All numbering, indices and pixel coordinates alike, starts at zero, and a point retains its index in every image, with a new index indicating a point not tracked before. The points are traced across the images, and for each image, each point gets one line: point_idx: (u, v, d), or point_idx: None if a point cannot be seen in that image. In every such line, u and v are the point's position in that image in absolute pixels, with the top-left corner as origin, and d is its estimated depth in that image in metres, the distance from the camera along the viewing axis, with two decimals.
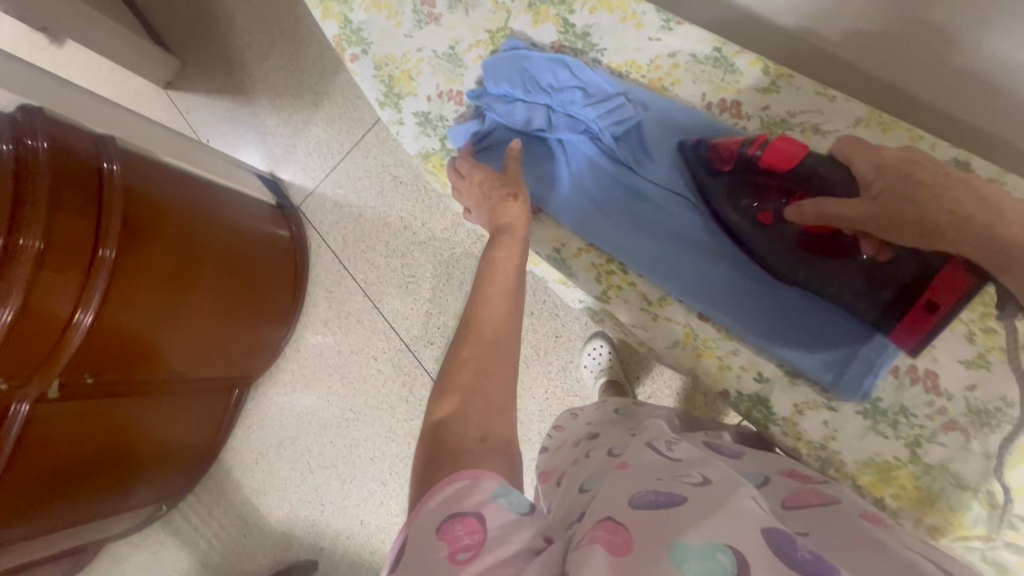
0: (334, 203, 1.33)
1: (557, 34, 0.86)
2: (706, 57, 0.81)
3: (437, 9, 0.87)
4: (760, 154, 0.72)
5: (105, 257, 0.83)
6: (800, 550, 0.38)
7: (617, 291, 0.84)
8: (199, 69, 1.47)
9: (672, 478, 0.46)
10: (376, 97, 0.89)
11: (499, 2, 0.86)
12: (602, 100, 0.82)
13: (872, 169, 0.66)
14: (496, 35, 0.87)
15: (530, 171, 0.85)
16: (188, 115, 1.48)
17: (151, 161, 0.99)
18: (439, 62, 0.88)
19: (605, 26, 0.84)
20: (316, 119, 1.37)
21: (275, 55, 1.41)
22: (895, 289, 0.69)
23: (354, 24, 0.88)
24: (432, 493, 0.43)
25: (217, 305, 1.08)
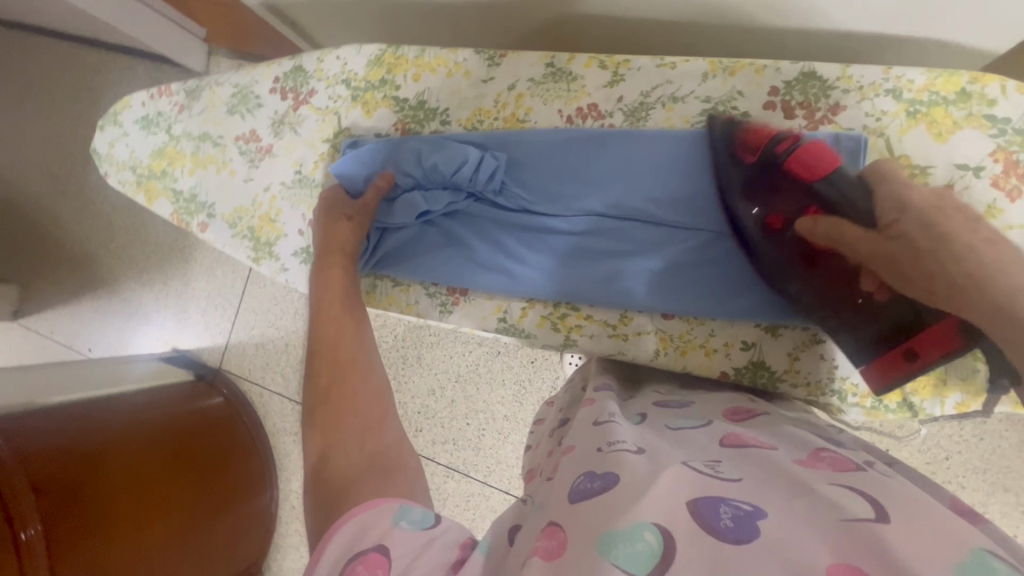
0: (255, 346, 1.24)
1: (394, 115, 0.80)
2: (545, 76, 0.77)
3: (264, 140, 0.82)
4: (786, 155, 0.67)
5: (32, 537, 0.71)
6: (723, 515, 0.31)
7: (578, 330, 0.78)
8: (45, 285, 1.33)
9: (611, 448, 0.40)
10: (247, 256, 0.82)
11: (320, 107, 0.81)
12: (459, 159, 0.74)
13: (894, 205, 0.60)
14: (337, 140, 0.81)
15: (435, 257, 0.79)
16: (55, 334, 1.33)
17: (32, 412, 0.87)
18: (293, 192, 0.81)
19: (435, 87, 0.79)
20: (193, 276, 1.27)
21: (117, 234, 1.29)
22: (881, 321, 0.64)
23: (185, 191, 0.83)
24: (333, 533, 0.37)
25: (184, 513, 0.96)
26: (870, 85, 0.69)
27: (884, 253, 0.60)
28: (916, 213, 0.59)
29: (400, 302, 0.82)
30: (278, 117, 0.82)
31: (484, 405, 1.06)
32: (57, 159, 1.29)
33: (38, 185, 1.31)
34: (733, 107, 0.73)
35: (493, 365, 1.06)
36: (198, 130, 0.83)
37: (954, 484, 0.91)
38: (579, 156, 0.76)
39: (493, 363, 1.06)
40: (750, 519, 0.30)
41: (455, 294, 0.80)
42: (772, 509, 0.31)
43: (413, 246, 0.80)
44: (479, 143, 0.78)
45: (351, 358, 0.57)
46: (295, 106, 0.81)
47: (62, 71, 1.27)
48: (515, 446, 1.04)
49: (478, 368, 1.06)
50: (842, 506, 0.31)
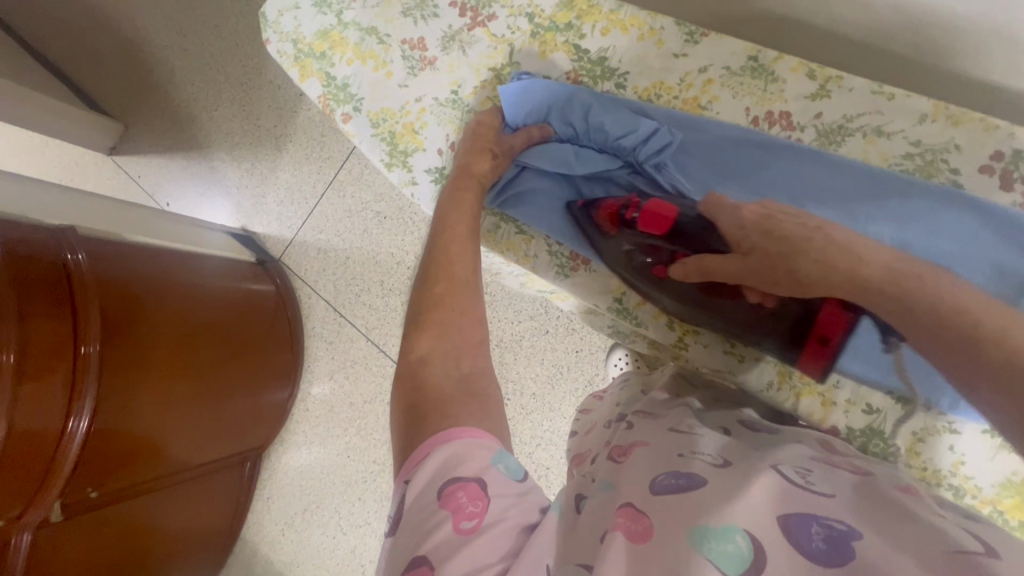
0: (317, 249, 1.27)
1: (571, 62, 0.78)
2: (744, 69, 0.73)
3: (430, 52, 0.81)
4: (637, 216, 0.72)
5: (90, 353, 0.75)
6: (813, 536, 0.33)
7: (694, 336, 0.79)
8: (145, 131, 1.39)
9: (692, 455, 0.43)
10: (381, 159, 0.83)
11: (496, 34, 0.79)
12: (631, 125, 0.73)
13: (733, 226, 0.67)
14: (502, 71, 0.80)
15: (573, 215, 0.78)
16: (142, 180, 1.39)
17: (115, 244, 0.91)
18: (445, 110, 0.81)
19: (621, 47, 0.76)
20: (281, 166, 1.30)
21: (224, 104, 1.33)
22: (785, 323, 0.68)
23: (338, 79, 0.82)
24: (430, 452, 0.40)
25: (215, 380, 1.01)
26: None
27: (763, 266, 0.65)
28: (756, 233, 0.65)
29: (517, 251, 0.81)
30: (450, 33, 0.80)
31: (515, 376, 1.06)
32: (191, 16, 1.33)
33: (166, 35, 1.35)
34: (943, 159, 0.67)
35: (537, 341, 1.05)
36: (367, 23, 0.81)
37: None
38: (752, 159, 0.73)
39: (538, 339, 1.05)
40: (840, 546, 0.32)
41: (578, 260, 0.80)
42: (869, 532, 0.34)
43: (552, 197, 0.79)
44: (648, 115, 0.75)
45: (465, 279, 0.55)
46: (471, 26, 0.79)
47: None
48: (533, 424, 1.04)
49: (521, 340, 1.06)
50: (952, 539, 0.33)
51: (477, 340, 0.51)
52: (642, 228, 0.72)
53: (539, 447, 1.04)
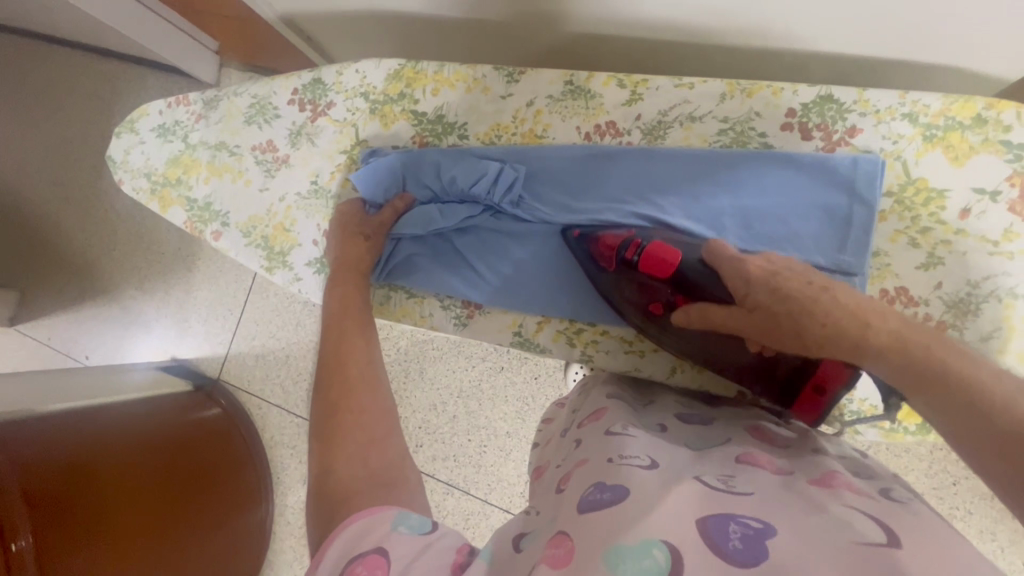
0: (255, 356, 1.23)
1: (413, 127, 0.80)
2: (564, 94, 0.77)
3: (280, 151, 0.82)
4: (637, 257, 0.69)
5: (21, 548, 0.68)
6: (730, 536, 0.35)
7: (594, 347, 0.79)
8: (43, 291, 1.32)
9: (622, 460, 0.45)
10: (261, 265, 0.82)
11: (338, 119, 0.81)
12: (478, 173, 0.76)
13: (739, 281, 0.64)
14: (352, 151, 0.81)
15: (457, 271, 0.80)
16: (52, 341, 1.31)
17: (30, 419, 0.86)
18: (308, 203, 0.82)
19: (454, 103, 0.79)
20: (196, 285, 1.26)
21: (121, 240, 1.29)
22: (788, 368, 0.66)
23: (201, 200, 0.83)
24: (334, 535, 0.40)
25: (174, 529, 0.93)
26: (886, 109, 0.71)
27: (770, 323, 0.63)
28: (764, 292, 0.63)
29: (413, 314, 0.82)
30: (296, 128, 0.82)
31: (485, 421, 1.05)
32: (64, 166, 1.29)
33: (43, 190, 1.31)
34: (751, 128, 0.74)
35: (496, 380, 1.05)
36: (213, 140, 0.83)
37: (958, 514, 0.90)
38: (592, 172, 0.77)
39: (496, 378, 1.05)
40: (754, 544, 0.34)
41: (471, 309, 0.81)
42: (781, 527, 0.36)
43: (430, 260, 0.80)
44: (494, 156, 0.78)
45: (361, 375, 0.58)
46: (313, 118, 0.81)
47: (74, 76, 1.28)
48: (516, 464, 1.03)
49: (480, 385, 1.05)
50: (857, 528, 0.36)
51: None
52: (643, 268, 0.69)
53: (528, 484, 1.02)
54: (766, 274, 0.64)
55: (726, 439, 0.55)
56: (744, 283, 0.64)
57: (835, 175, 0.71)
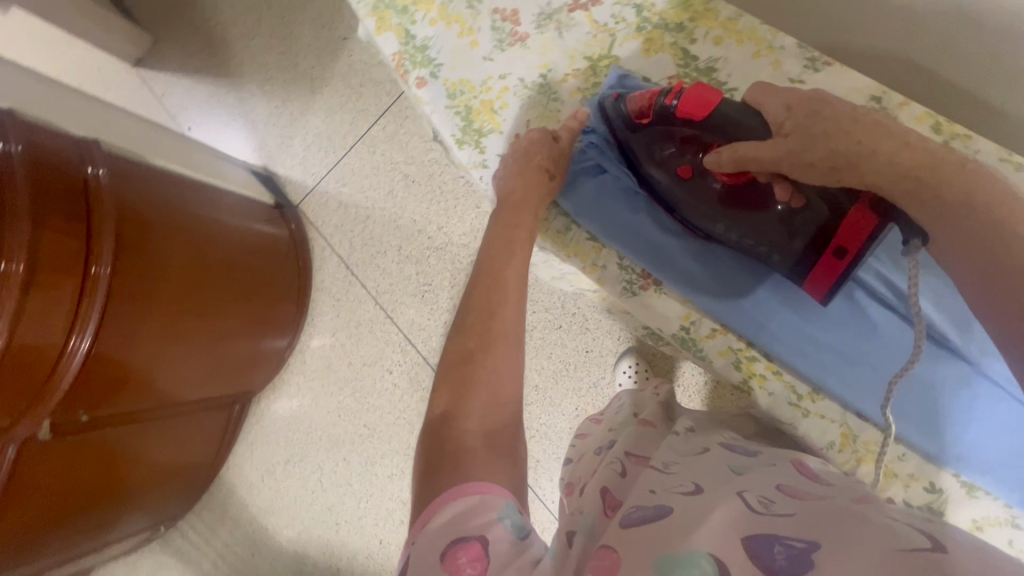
0: (338, 202, 1.23)
1: (675, 67, 0.75)
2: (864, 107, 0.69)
3: (522, 27, 0.77)
4: (676, 104, 0.65)
5: (99, 275, 0.72)
6: (774, 552, 0.33)
7: (761, 382, 0.78)
8: (175, 49, 1.32)
9: (665, 491, 0.44)
10: (452, 135, 0.79)
11: (598, 23, 0.76)
12: None
13: (780, 107, 0.60)
14: (598, 63, 0.77)
15: (657, 236, 0.76)
16: (165, 99, 1.33)
17: (136, 165, 0.87)
18: (530, 94, 0.78)
19: (733, 59, 0.74)
20: (313, 109, 1.25)
21: (263, 34, 1.27)
22: (806, 236, 0.66)
23: (418, 40, 0.77)
24: (438, 508, 0.41)
25: (218, 321, 0.99)
26: None
27: (781, 156, 0.58)
28: (798, 107, 0.58)
29: (586, 257, 0.79)
30: (548, 11, 0.77)
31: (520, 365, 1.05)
32: None
33: None
34: None
35: (547, 335, 1.04)
36: None
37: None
38: None
39: (549, 332, 1.03)
40: (802, 562, 0.32)
41: (650, 279, 0.77)
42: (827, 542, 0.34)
43: (632, 211, 0.76)
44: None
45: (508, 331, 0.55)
46: (572, 8, 0.76)
47: None
48: (530, 417, 1.03)
49: (531, 331, 1.04)
50: (904, 538, 0.33)
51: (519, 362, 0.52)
52: (682, 117, 0.65)
53: (531, 439, 1.03)
54: (804, 101, 0.59)
55: (768, 466, 0.51)
56: (781, 110, 0.60)
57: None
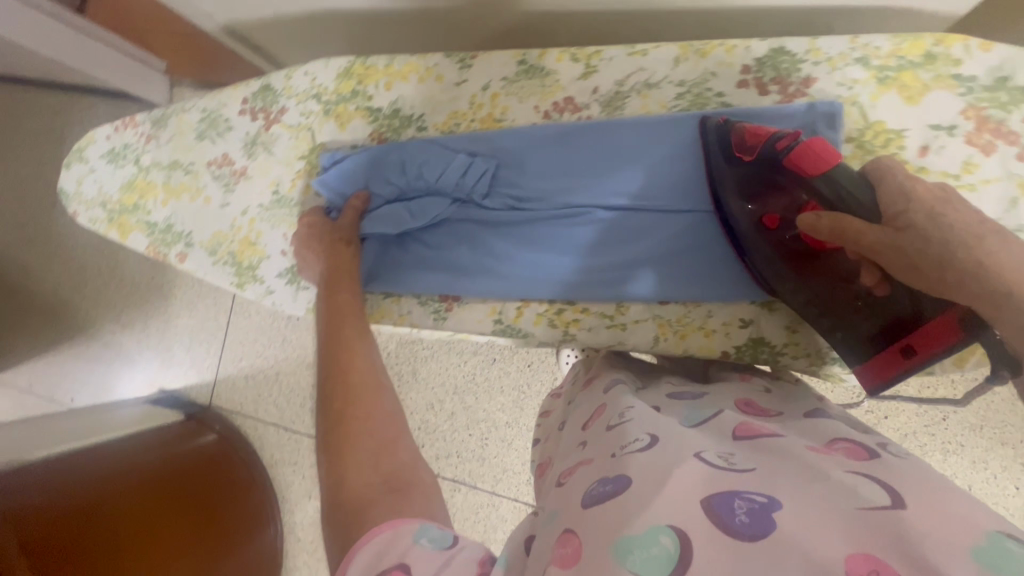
0: (245, 378, 1.21)
1: (369, 126, 0.78)
2: (518, 74, 0.75)
3: (237, 163, 0.81)
4: (788, 152, 0.60)
5: None
6: (737, 512, 0.35)
7: (576, 325, 0.75)
8: (20, 336, 1.29)
9: (624, 451, 0.45)
10: (231, 282, 0.82)
11: (293, 124, 0.79)
12: (445, 164, 0.73)
13: (900, 191, 0.54)
14: (312, 155, 0.80)
15: (430, 266, 0.76)
16: (34, 386, 1.28)
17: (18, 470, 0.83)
18: (272, 212, 0.81)
19: (408, 95, 0.76)
20: (175, 312, 1.24)
21: (92, 276, 1.26)
22: (878, 323, 0.59)
23: (161, 223, 0.83)
24: (356, 553, 0.39)
25: (187, 560, 0.92)
26: (839, 55, 0.68)
27: (891, 247, 0.52)
28: (926, 203, 0.52)
29: (392, 314, 0.79)
30: (251, 139, 0.80)
31: (483, 414, 1.05)
32: (27, 208, 1.26)
33: (7, 234, 1.27)
34: (707, 89, 0.71)
35: (489, 373, 1.05)
36: (166, 159, 0.82)
37: (982, 459, 0.86)
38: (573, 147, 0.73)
39: (489, 370, 1.05)
40: (761, 516, 0.34)
41: (449, 301, 0.77)
42: (785, 500, 0.35)
43: (397, 259, 0.78)
44: (458, 151, 0.75)
45: (362, 380, 0.55)
46: (267, 126, 0.79)
47: (29, 115, 1.25)
48: (520, 453, 1.03)
49: (475, 378, 1.06)
50: (859, 493, 0.35)
51: (390, 406, 0.52)
52: (787, 165, 0.60)
53: None
54: (936, 197, 0.52)
55: (716, 413, 0.55)
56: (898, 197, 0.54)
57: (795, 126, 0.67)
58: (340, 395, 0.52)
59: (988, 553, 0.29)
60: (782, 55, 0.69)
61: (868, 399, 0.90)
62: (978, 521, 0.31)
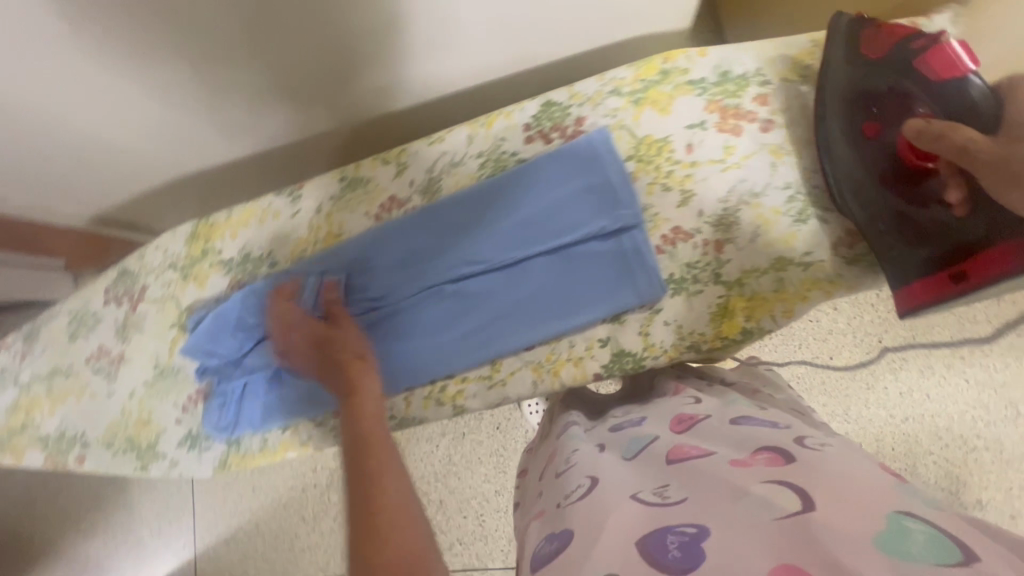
0: (225, 543, 1.14)
1: (226, 277, 0.72)
2: (342, 189, 0.71)
3: (114, 350, 0.74)
4: (930, 48, 0.52)
5: None
6: (669, 546, 0.34)
7: (459, 397, 0.66)
8: None
9: (567, 501, 0.45)
10: (133, 468, 0.72)
11: (157, 297, 0.74)
12: (293, 291, 0.66)
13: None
14: (184, 317, 0.73)
15: (297, 391, 0.67)
16: None
17: None
18: (156, 386, 0.73)
19: (253, 238, 0.72)
20: (135, 500, 1.18)
21: (43, 493, 1.21)
22: (941, 247, 0.53)
23: (53, 434, 0.75)
24: None
25: None
26: (594, 93, 0.65)
27: (1000, 158, 0.48)
28: None
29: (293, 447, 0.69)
30: (121, 324, 0.74)
31: (471, 491, 1.03)
32: None
33: None
34: (504, 152, 0.67)
35: (463, 449, 1.04)
36: (46, 368, 0.76)
37: (929, 367, 0.90)
38: (418, 230, 0.66)
39: (463, 446, 1.04)
40: (690, 548, 0.33)
41: (340, 414, 0.67)
42: (713, 526, 0.34)
43: (267, 396, 0.68)
44: (309, 274, 0.68)
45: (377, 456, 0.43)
46: (133, 308, 0.74)
47: None
48: None
49: (452, 458, 1.04)
50: (774, 505, 0.34)
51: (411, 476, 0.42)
52: (916, 66, 0.53)
53: None
54: None
55: (654, 438, 0.53)
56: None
57: (591, 150, 0.62)
58: (357, 461, 0.43)
59: (887, 536, 0.30)
60: (553, 105, 0.66)
61: (811, 347, 0.94)
62: (878, 508, 0.32)
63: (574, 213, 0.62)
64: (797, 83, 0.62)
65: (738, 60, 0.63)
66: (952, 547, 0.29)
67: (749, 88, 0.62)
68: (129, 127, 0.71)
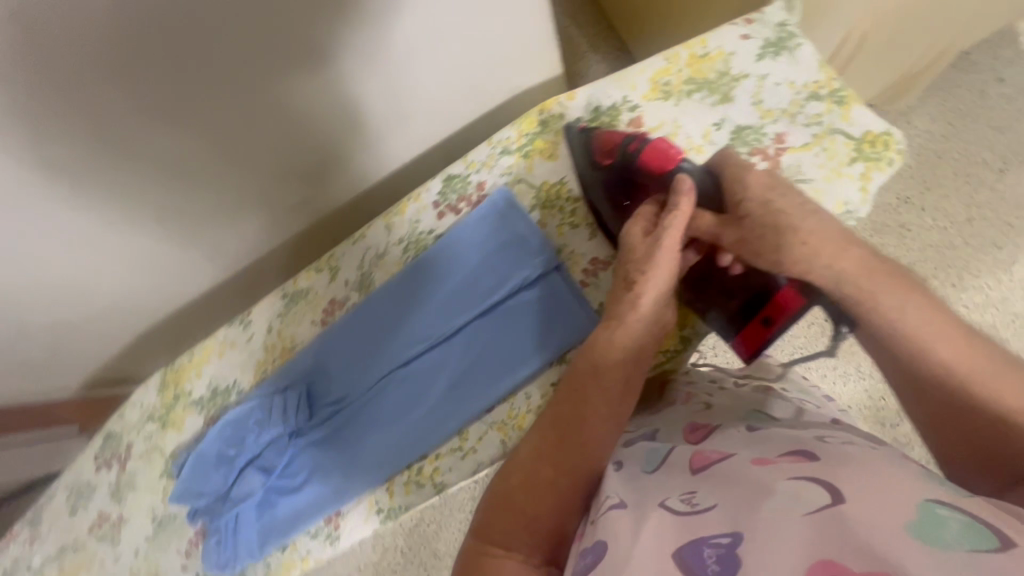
0: None
1: (201, 414, 0.72)
2: (286, 305, 0.70)
3: (113, 513, 0.74)
4: (639, 153, 0.57)
5: None
6: (707, 560, 0.31)
7: (433, 473, 0.65)
8: None
9: (598, 515, 0.41)
10: None
11: (142, 451, 0.74)
12: (265, 415, 0.66)
13: (741, 187, 0.50)
14: (168, 464, 0.73)
15: (293, 507, 0.67)
16: None
17: None
18: (155, 536, 0.73)
19: (218, 371, 0.71)
20: None
21: None
22: (741, 297, 0.58)
23: None
24: None
25: None
26: (485, 158, 0.64)
27: (740, 237, 0.50)
28: (757, 196, 0.49)
29: (293, 563, 0.69)
30: (115, 485, 0.74)
31: None
32: None
33: None
34: (423, 232, 0.66)
35: None
36: (53, 548, 0.75)
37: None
38: (365, 323, 0.65)
39: None
40: (731, 561, 0.30)
41: (333, 518, 0.69)
42: (748, 527, 0.31)
43: (263, 520, 0.68)
44: (271, 392, 0.68)
45: None
46: (123, 466, 0.74)
47: None
48: None
49: None
50: (801, 498, 0.31)
51: None
52: (636, 167, 0.57)
53: None
54: (766, 186, 0.49)
55: (671, 447, 0.46)
56: (740, 190, 0.50)
57: (497, 211, 0.63)
58: None
59: (922, 526, 0.27)
60: (455, 179, 0.65)
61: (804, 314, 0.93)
62: (906, 495, 0.29)
63: (495, 269, 0.63)
64: (665, 100, 0.62)
65: (607, 93, 0.63)
66: (991, 536, 0.26)
67: (623, 114, 0.62)
68: (96, 288, 0.71)
